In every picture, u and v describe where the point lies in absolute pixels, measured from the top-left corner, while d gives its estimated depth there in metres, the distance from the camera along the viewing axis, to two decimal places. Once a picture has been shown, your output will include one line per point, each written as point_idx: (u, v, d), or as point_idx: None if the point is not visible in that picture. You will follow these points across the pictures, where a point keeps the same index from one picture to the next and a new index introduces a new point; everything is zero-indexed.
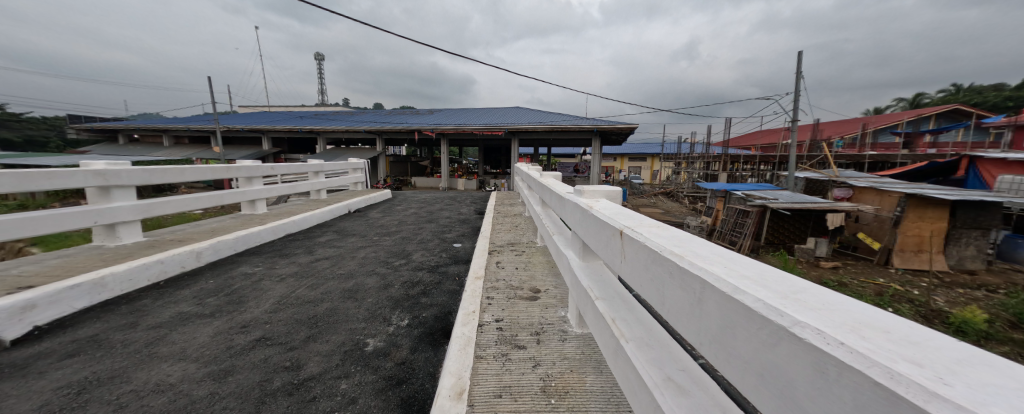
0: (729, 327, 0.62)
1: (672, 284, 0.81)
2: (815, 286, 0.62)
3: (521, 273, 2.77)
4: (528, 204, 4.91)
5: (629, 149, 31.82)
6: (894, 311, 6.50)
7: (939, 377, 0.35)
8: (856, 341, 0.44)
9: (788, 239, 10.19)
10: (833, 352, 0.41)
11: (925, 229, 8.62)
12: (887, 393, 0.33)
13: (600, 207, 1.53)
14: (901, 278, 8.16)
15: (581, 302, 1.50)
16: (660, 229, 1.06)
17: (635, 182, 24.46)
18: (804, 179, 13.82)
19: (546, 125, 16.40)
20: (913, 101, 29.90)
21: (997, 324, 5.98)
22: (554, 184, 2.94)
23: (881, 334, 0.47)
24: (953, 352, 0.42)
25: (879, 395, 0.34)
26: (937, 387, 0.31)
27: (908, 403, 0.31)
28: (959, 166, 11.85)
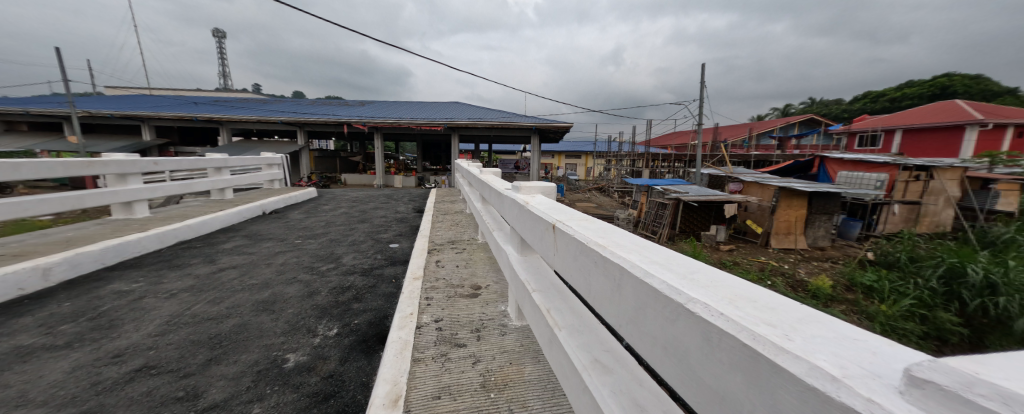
0: (642, 309, 0.69)
1: (597, 272, 0.87)
2: (709, 268, 0.72)
3: (462, 270, 2.75)
4: (468, 200, 4.87)
5: (566, 147, 33.53)
6: (771, 282, 7.96)
7: (779, 332, 0.44)
8: (734, 312, 0.52)
9: (698, 227, 11.73)
10: (725, 326, 0.46)
11: (792, 216, 10.65)
12: (749, 352, 0.41)
13: (537, 202, 1.58)
14: (777, 255, 9.98)
15: (520, 295, 1.54)
16: (588, 222, 1.13)
17: (571, 178, 25.85)
18: (708, 175, 16.01)
19: (486, 121, 16.35)
20: (785, 111, 36.75)
21: (838, 287, 7.69)
22: (493, 181, 2.94)
23: (765, 305, 0.56)
24: (800, 313, 0.53)
25: (747, 354, 0.42)
26: (800, 352, 0.38)
27: (775, 365, 0.38)
28: (813, 165, 14.92)
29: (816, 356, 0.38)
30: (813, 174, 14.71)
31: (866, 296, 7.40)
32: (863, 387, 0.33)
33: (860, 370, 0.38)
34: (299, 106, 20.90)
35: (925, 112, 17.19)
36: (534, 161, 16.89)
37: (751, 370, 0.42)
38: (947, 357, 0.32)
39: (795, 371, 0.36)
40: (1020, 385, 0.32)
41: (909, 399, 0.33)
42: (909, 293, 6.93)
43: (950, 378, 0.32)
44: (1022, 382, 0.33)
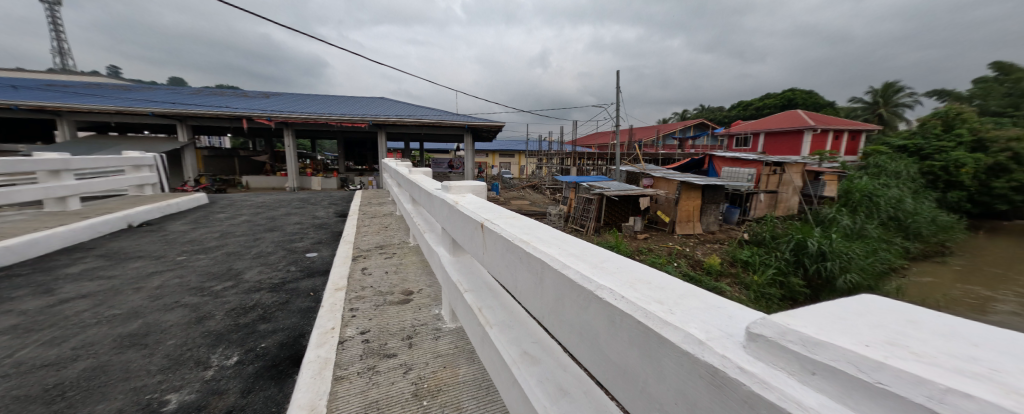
0: (561, 298, 0.74)
1: (521, 268, 0.91)
2: (616, 256, 0.80)
3: (391, 276, 2.59)
4: (397, 202, 4.61)
5: (499, 145, 33.90)
6: (678, 263, 9.19)
7: (668, 310, 0.53)
8: (635, 294, 0.59)
9: (619, 219, 12.93)
10: (627, 308, 0.54)
11: (691, 206, 12.41)
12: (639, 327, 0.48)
13: (466, 201, 1.57)
14: (681, 241, 11.54)
15: (452, 297, 1.52)
16: (515, 219, 1.17)
17: (505, 177, 26.27)
18: (626, 172, 17.74)
19: (415, 118, 15.64)
20: (684, 115, 42.54)
21: (725, 263, 9.22)
22: (422, 181, 2.83)
23: (661, 286, 0.65)
24: (682, 291, 0.62)
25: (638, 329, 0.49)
26: (678, 327, 0.47)
27: (667, 341, 0.46)
28: (704, 163, 17.57)
29: (691, 329, 0.47)
30: (705, 169, 17.35)
31: (744, 269, 8.99)
32: (720, 349, 0.42)
33: (721, 337, 0.48)
34: (179, 95, 17.35)
35: (780, 118, 21.48)
36: (468, 160, 16.74)
37: (648, 344, 0.50)
38: (776, 316, 0.44)
39: (677, 342, 0.45)
40: (817, 330, 0.43)
41: (754, 352, 0.45)
42: (773, 264, 8.68)
43: (773, 333, 0.44)
44: (816, 328, 0.45)
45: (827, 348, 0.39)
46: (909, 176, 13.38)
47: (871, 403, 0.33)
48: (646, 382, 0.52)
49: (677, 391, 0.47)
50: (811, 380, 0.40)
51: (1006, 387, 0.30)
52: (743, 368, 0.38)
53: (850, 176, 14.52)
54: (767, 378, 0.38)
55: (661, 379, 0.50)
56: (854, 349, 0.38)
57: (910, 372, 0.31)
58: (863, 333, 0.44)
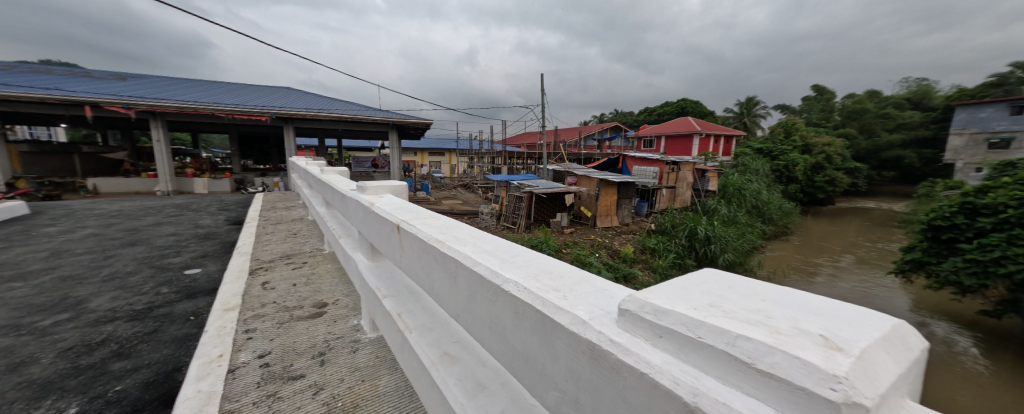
0: (473, 296, 0.74)
1: (436, 268, 0.89)
2: (527, 251, 0.84)
3: (302, 288, 2.31)
4: (309, 205, 4.09)
5: (427, 143, 32.67)
6: (599, 254, 10.01)
7: (561, 295, 0.59)
8: (537, 284, 0.64)
9: (547, 216, 13.55)
10: (531, 299, 0.58)
11: (609, 201, 13.66)
12: None
13: (384, 202, 1.48)
14: (602, 233, 12.63)
15: (371, 305, 1.42)
16: (434, 219, 1.14)
17: (435, 176, 25.43)
18: (552, 171, 18.64)
19: (329, 112, 14.15)
20: (602, 118, 46.54)
21: (638, 251, 10.37)
22: (336, 181, 2.58)
23: (561, 274, 0.71)
24: (579, 279, 0.69)
25: None
26: (570, 311, 0.54)
27: (560, 324, 0.53)
28: (619, 162, 19.47)
29: (580, 312, 0.54)
30: (620, 168, 19.22)
31: (652, 254, 10.23)
32: (601, 325, 0.50)
33: (604, 314, 0.55)
34: None
35: (676, 124, 24.95)
36: (393, 159, 15.79)
37: (546, 331, 0.56)
38: (638, 293, 0.53)
39: (569, 326, 0.52)
40: (673, 301, 0.52)
41: (623, 325, 0.52)
42: (674, 250, 10.06)
43: (636, 306, 0.52)
44: (676, 301, 0.53)
45: (669, 314, 0.48)
46: (764, 172, 16.80)
47: (693, 354, 0.44)
48: (545, 366, 0.57)
49: (568, 370, 0.54)
50: (661, 346, 0.48)
51: (768, 331, 0.42)
52: (613, 341, 0.47)
53: (726, 172, 17.61)
54: (627, 345, 0.47)
55: (556, 360, 0.56)
56: (691, 314, 0.48)
57: (718, 327, 0.43)
58: (697, 296, 0.56)
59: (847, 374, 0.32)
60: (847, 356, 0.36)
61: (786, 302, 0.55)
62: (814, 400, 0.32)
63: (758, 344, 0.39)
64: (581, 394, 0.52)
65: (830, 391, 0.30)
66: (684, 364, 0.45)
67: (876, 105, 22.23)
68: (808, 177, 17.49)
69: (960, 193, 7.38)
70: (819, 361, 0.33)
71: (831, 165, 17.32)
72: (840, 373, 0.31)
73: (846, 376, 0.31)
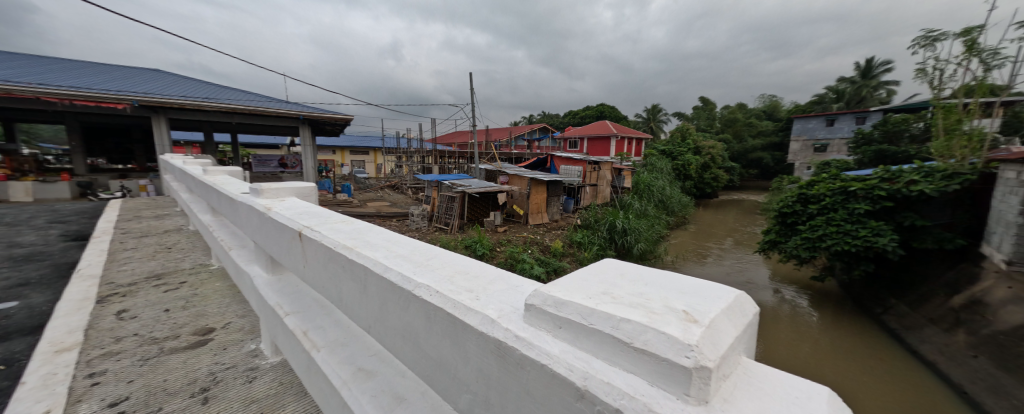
0: (384, 303, 0.70)
1: (344, 278, 0.81)
2: (445, 253, 0.83)
3: (178, 314, 1.91)
4: (189, 212, 3.40)
5: (348, 141, 29.95)
6: (531, 250, 10.35)
7: (474, 295, 0.60)
8: (450, 288, 0.63)
9: (480, 215, 13.50)
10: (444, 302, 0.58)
11: (539, 199, 14.24)
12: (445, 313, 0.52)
13: (283, 207, 1.30)
14: (533, 230, 13.08)
15: (270, 324, 1.24)
16: (344, 224, 1.05)
17: (357, 176, 23.44)
18: (484, 170, 18.59)
19: (219, 103, 11.99)
20: (531, 119, 48.32)
21: (566, 245, 11.01)
22: (224, 184, 2.19)
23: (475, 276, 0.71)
24: (493, 278, 0.70)
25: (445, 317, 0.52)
26: (480, 311, 0.54)
27: (469, 326, 0.53)
28: (547, 162, 20.37)
29: (491, 312, 0.55)
30: (548, 168, 20.14)
31: (579, 248, 10.97)
32: (509, 323, 0.51)
33: (512, 310, 0.56)
34: None
35: (596, 127, 27.17)
36: (307, 158, 14.10)
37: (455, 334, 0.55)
38: (540, 287, 0.55)
39: (480, 327, 0.52)
40: (570, 291, 0.56)
41: (528, 320, 0.54)
42: (597, 244, 10.92)
43: (540, 300, 0.54)
44: (575, 290, 0.57)
45: (567, 305, 0.51)
46: (667, 171, 19.33)
47: (586, 341, 0.47)
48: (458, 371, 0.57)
49: (479, 372, 0.54)
50: (559, 335, 0.50)
51: (645, 311, 0.47)
52: (516, 336, 0.48)
53: (638, 171, 19.76)
54: (531, 338, 0.48)
55: (466, 362, 0.56)
56: (584, 303, 0.52)
57: (605, 313, 0.47)
58: (595, 285, 0.61)
59: (697, 341, 0.38)
60: (698, 326, 0.43)
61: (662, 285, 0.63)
62: (672, 367, 0.38)
63: (633, 322, 0.44)
64: (488, 393, 0.52)
65: (686, 359, 0.36)
66: (578, 351, 0.48)
67: (745, 116, 27.33)
68: (700, 175, 20.68)
69: (797, 186, 9.46)
70: (678, 332, 0.39)
71: (715, 166, 20.76)
72: (691, 342, 0.38)
73: (696, 345, 0.37)
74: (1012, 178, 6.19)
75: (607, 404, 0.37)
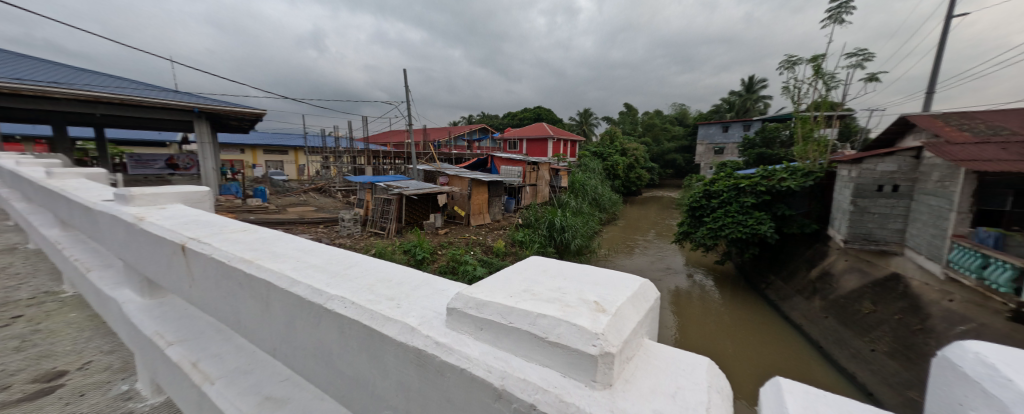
0: (291, 321, 0.63)
1: (240, 295, 0.72)
2: (368, 261, 0.79)
3: (9, 358, 1.48)
4: (26, 227, 2.64)
5: (261, 138, 26.40)
6: (473, 251, 10.26)
7: (393, 303, 0.59)
8: (370, 295, 0.61)
9: (419, 217, 12.91)
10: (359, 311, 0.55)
11: (480, 199, 14.19)
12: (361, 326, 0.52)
13: (161, 216, 1.09)
14: (476, 231, 12.98)
15: (147, 360, 1.02)
16: (245, 234, 0.93)
17: (275, 178, 20.76)
18: (422, 171, 17.79)
19: (77, 88, 9.61)
20: (470, 120, 47.99)
21: (508, 245, 11.16)
22: (76, 192, 1.75)
23: (392, 281, 0.70)
24: (420, 284, 0.70)
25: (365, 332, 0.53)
26: (401, 318, 0.54)
27: (389, 338, 0.51)
28: (488, 163, 20.35)
29: (410, 318, 0.55)
30: (489, 168, 20.15)
31: (520, 246, 11.20)
32: (431, 328, 0.52)
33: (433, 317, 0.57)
34: None
35: (533, 129, 28.07)
36: (206, 158, 12.05)
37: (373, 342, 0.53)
38: (465, 290, 0.56)
39: (400, 338, 0.51)
40: (492, 292, 0.59)
41: (450, 324, 0.54)
42: (539, 243, 11.25)
43: (462, 303, 0.55)
44: (495, 288, 0.60)
45: (488, 306, 0.53)
46: (599, 171, 20.80)
47: (504, 339, 0.50)
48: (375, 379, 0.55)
49: (399, 385, 0.53)
50: (481, 337, 0.52)
51: (559, 306, 0.53)
52: (438, 341, 0.50)
53: (573, 171, 20.89)
54: (455, 341, 0.50)
55: (385, 376, 0.54)
56: (504, 301, 0.54)
57: (523, 311, 0.51)
58: (517, 283, 0.64)
59: (602, 330, 0.45)
60: (605, 315, 0.50)
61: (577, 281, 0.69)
62: (581, 357, 0.44)
63: (548, 319, 0.49)
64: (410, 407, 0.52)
65: (592, 347, 0.43)
66: (499, 351, 0.50)
67: (661, 122, 30.72)
68: (627, 174, 22.67)
69: (702, 183, 10.91)
70: (586, 324, 0.46)
71: (638, 167, 22.93)
72: (597, 331, 0.44)
73: (602, 334, 0.44)
74: (846, 175, 7.95)
75: (524, 401, 0.41)
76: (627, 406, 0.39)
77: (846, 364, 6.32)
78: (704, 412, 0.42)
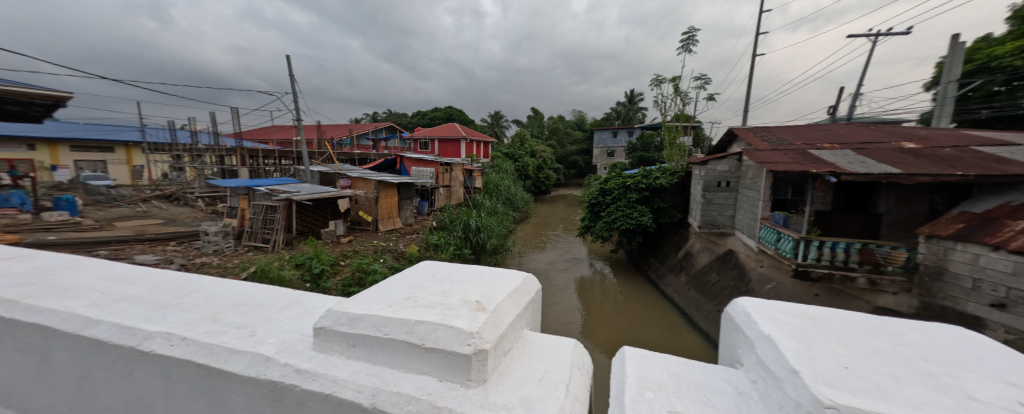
0: (129, 355, 0.91)
1: (81, 345, 0.96)
2: (206, 302, 1.09)
3: None
4: None
5: (67, 130, 19.39)
6: (383, 259, 9.44)
7: (247, 332, 0.90)
8: (219, 328, 0.93)
9: (314, 225, 11.26)
10: (202, 349, 0.86)
11: (390, 203, 13.22)
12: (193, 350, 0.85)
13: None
14: (385, 237, 12.00)
15: None
16: (83, 292, 1.14)
17: (94, 183, 15.52)
18: (318, 172, 15.16)
19: None
20: (373, 116, 44.19)
21: (423, 249, 10.69)
22: None
23: (242, 310, 1.04)
24: (253, 312, 1.03)
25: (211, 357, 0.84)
26: (254, 349, 0.83)
27: (222, 358, 0.83)
28: (397, 164, 18.90)
29: (262, 346, 0.84)
30: (398, 170, 18.86)
31: (435, 250, 10.82)
32: (287, 355, 0.81)
33: (293, 342, 0.86)
34: None
35: (444, 129, 27.53)
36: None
37: (208, 374, 0.84)
38: (334, 309, 0.84)
39: (252, 358, 0.81)
40: (380, 307, 0.86)
41: (318, 346, 0.82)
42: (454, 245, 11.04)
43: (333, 321, 0.83)
44: (372, 304, 0.88)
45: (361, 321, 0.81)
46: (510, 172, 21.57)
47: (381, 355, 0.77)
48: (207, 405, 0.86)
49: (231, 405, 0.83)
50: (354, 353, 0.80)
51: (442, 309, 0.84)
52: (300, 366, 0.79)
53: (486, 172, 21.17)
54: (319, 365, 0.79)
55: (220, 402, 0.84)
56: (379, 314, 0.83)
57: (403, 329, 0.77)
58: (401, 295, 0.94)
59: (478, 330, 0.73)
60: (483, 313, 0.81)
61: (469, 285, 1.02)
62: (458, 357, 0.71)
63: (425, 325, 0.77)
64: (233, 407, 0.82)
65: (468, 346, 0.70)
66: (372, 365, 0.78)
67: (564, 126, 33.57)
68: (536, 175, 24.11)
69: (598, 182, 12.30)
70: (464, 326, 0.74)
71: (545, 168, 24.65)
72: (474, 331, 0.73)
73: (477, 333, 0.72)
74: (701, 172, 9.82)
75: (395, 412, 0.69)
76: (495, 397, 0.69)
77: (702, 324, 7.93)
78: (553, 388, 0.75)
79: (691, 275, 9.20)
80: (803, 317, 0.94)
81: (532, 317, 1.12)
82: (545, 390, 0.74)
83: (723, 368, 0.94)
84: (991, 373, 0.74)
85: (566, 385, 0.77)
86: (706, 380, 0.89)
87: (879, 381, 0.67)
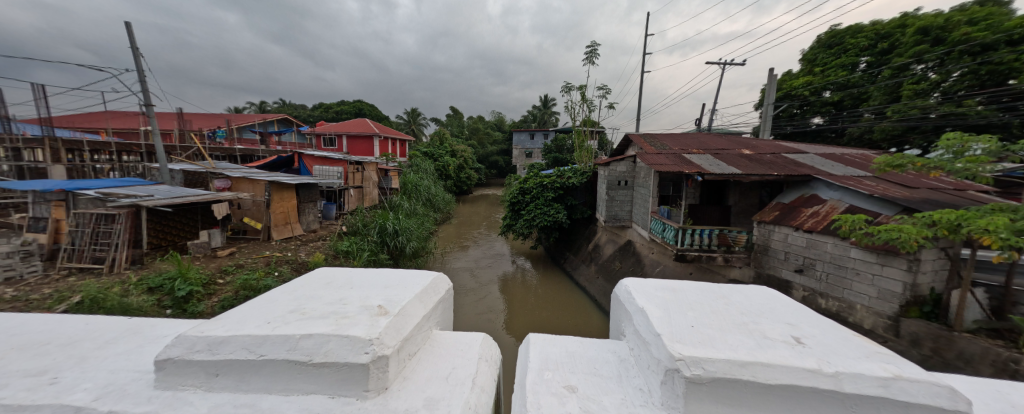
0: None
1: None
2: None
3: None
4: None
5: None
6: (279, 272, 8.11)
7: (44, 381, 0.80)
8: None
9: (176, 237, 9.04)
10: None
11: (286, 207, 11.43)
12: None
13: None
14: (280, 246, 10.32)
15: None
16: None
17: None
18: (180, 171, 12.14)
19: None
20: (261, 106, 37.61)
21: (329, 258, 9.55)
22: None
23: (37, 352, 0.92)
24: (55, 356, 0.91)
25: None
26: (54, 401, 0.73)
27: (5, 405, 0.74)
28: (295, 161, 16.23)
29: (69, 395, 0.76)
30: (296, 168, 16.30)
31: (347, 257, 9.78)
32: (108, 402, 0.73)
33: (121, 385, 0.79)
34: None
35: (353, 125, 25.07)
36: None
37: None
38: (185, 336, 0.79)
39: (53, 410, 0.72)
40: (253, 326, 0.83)
41: (164, 381, 0.77)
42: (368, 250, 10.13)
43: (188, 350, 0.78)
44: (240, 324, 0.84)
45: (226, 346, 0.77)
46: (430, 172, 20.80)
47: (259, 379, 0.75)
48: None
49: None
50: (217, 383, 0.76)
51: (335, 320, 0.83)
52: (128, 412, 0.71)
53: (403, 171, 19.93)
54: (164, 405, 0.72)
55: None
56: (249, 335, 0.79)
57: (283, 345, 0.76)
58: (283, 309, 0.90)
59: (375, 338, 0.75)
60: (386, 318, 0.83)
61: (371, 290, 1.03)
62: (352, 368, 0.72)
63: (313, 339, 0.76)
64: None
65: (364, 356, 0.71)
66: (241, 393, 0.75)
67: (483, 126, 33.84)
68: (457, 175, 23.75)
69: (518, 181, 12.72)
70: (361, 334, 0.74)
71: (465, 168, 24.46)
72: (371, 339, 0.74)
73: (374, 341, 0.74)
74: (605, 172, 10.97)
75: None
76: (395, 404, 0.71)
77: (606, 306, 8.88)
78: (452, 384, 0.82)
79: (599, 264, 10.26)
80: (667, 288, 1.16)
81: (441, 316, 1.18)
82: (450, 387, 0.81)
83: (611, 341, 1.09)
84: (777, 316, 1.01)
85: (472, 380, 0.85)
86: (597, 352, 1.03)
87: (714, 333, 0.86)
